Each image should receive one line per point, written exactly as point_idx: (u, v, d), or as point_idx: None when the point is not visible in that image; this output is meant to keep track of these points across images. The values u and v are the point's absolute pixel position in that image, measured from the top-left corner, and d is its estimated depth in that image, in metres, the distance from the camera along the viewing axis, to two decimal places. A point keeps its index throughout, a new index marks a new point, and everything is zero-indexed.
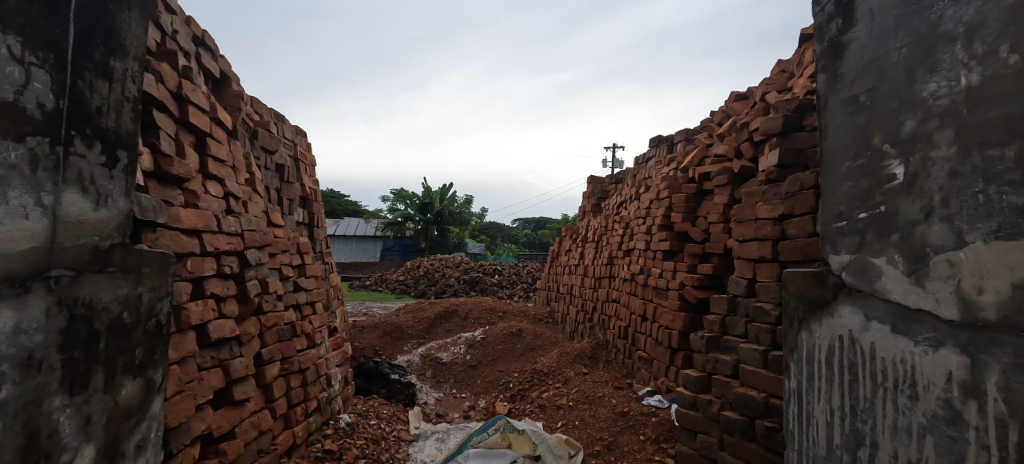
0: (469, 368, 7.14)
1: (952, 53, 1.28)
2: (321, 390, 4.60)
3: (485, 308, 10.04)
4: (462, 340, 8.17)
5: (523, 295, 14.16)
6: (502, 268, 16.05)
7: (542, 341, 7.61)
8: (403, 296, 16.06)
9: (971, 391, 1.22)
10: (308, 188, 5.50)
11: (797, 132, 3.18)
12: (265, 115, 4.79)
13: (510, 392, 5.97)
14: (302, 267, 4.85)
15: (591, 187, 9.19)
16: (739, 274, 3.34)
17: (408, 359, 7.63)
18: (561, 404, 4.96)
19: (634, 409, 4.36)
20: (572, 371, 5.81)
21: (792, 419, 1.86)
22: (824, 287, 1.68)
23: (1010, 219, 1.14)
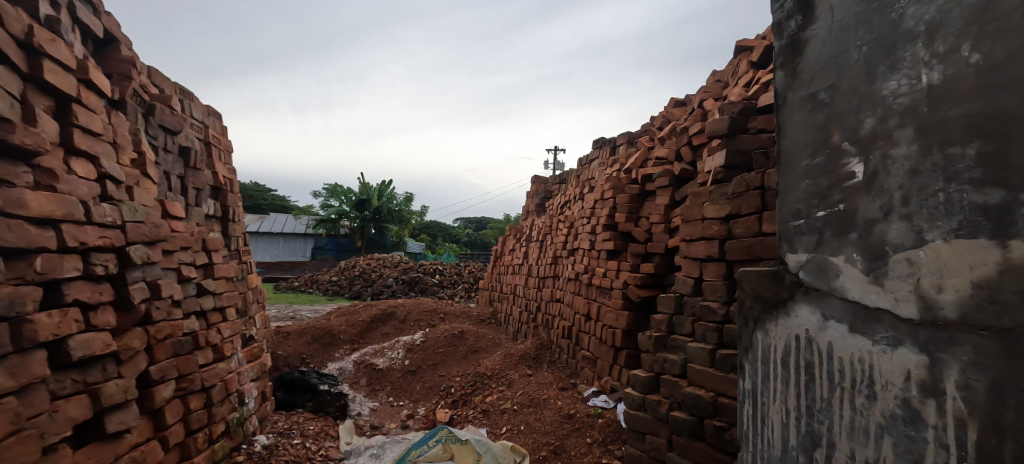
0: (407, 374, 6.83)
1: (912, 51, 1.25)
2: (230, 410, 4.14)
3: (425, 309, 9.68)
4: (401, 344, 7.79)
5: (465, 295, 13.90)
6: (443, 268, 15.69)
7: (484, 342, 7.40)
8: (336, 298, 15.20)
9: (927, 390, 1.16)
10: (222, 177, 4.95)
11: (742, 134, 3.27)
12: (165, 89, 4.23)
13: (451, 398, 5.76)
14: (208, 268, 4.34)
15: (535, 186, 9.17)
16: (686, 273, 3.38)
17: (339, 368, 7.25)
18: (505, 408, 4.83)
19: (580, 410, 4.30)
20: (516, 373, 5.69)
21: (746, 419, 1.83)
22: (781, 286, 1.65)
23: (971, 217, 1.09)
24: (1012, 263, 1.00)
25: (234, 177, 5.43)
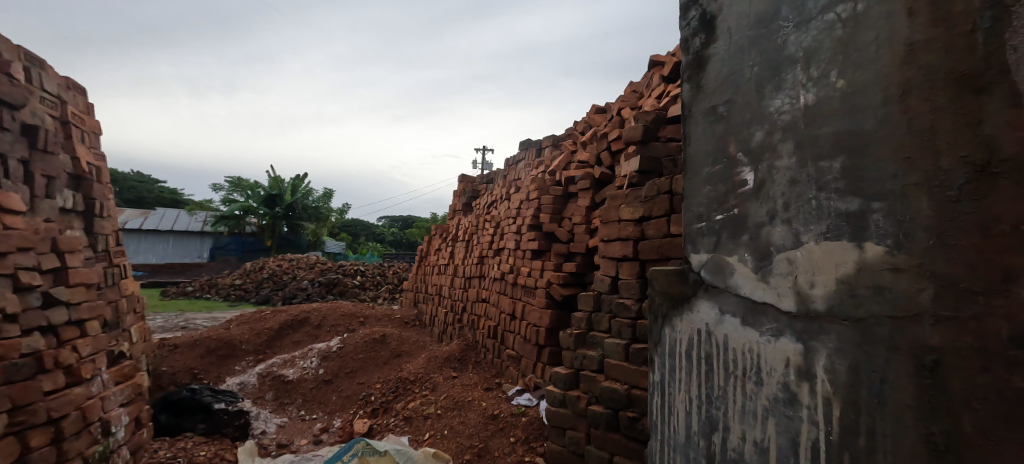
0: (322, 385, 6.49)
1: (793, 74, 1.41)
2: (90, 443, 3.80)
3: (343, 313, 9.20)
4: (315, 352, 7.34)
5: (389, 297, 13.45)
6: (364, 268, 15.04)
7: (409, 346, 7.13)
8: (239, 304, 13.93)
9: (803, 374, 1.31)
10: (84, 164, 4.33)
11: (654, 142, 3.50)
12: (8, 52, 3.58)
13: (371, 406, 5.56)
14: (60, 273, 3.82)
15: (462, 185, 9.11)
16: (603, 272, 3.54)
17: (239, 381, 6.71)
18: (428, 413, 4.75)
19: (504, 410, 4.33)
20: (440, 376, 5.60)
21: (655, 409, 1.94)
22: (685, 284, 1.78)
23: (835, 222, 1.25)
24: (867, 262, 1.16)
25: (102, 163, 4.77)
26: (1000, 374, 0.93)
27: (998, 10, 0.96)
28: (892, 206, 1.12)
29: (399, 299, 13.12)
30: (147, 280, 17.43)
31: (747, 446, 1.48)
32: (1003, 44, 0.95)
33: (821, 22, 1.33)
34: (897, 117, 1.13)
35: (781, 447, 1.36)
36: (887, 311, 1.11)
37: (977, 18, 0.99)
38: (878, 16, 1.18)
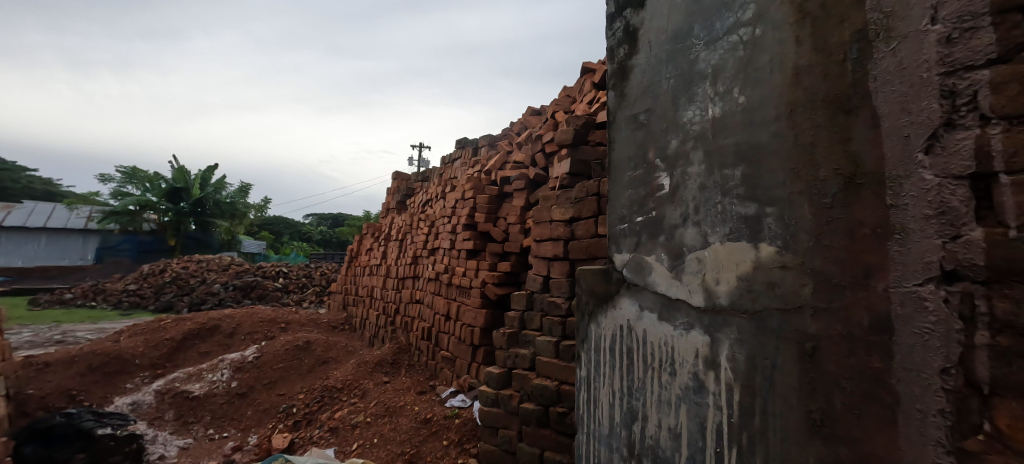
0: (234, 399, 6.04)
1: (703, 88, 1.53)
2: None
3: (261, 319, 8.57)
4: (227, 363, 6.78)
5: (316, 300, 12.77)
6: (287, 270, 14.13)
7: (336, 352, 6.83)
8: (134, 312, 12.43)
9: (709, 364, 1.42)
10: None
11: (584, 145, 3.65)
12: None
13: (293, 419, 5.26)
14: None
15: (396, 183, 8.86)
16: (535, 272, 3.63)
17: (132, 401, 6.11)
18: (357, 422, 4.59)
19: (437, 413, 4.29)
20: (370, 382, 5.43)
21: (582, 403, 1.99)
22: (609, 282, 1.87)
23: (737, 225, 1.37)
24: (762, 261, 1.29)
25: None
26: (864, 357, 1.08)
27: (864, 43, 1.11)
28: (781, 211, 1.26)
29: (327, 302, 12.50)
30: (18, 287, 15.07)
31: (662, 433, 1.57)
32: (868, 72, 1.10)
33: (727, 42, 1.45)
34: (786, 133, 1.27)
35: (691, 432, 1.46)
36: (777, 305, 1.25)
37: (848, 48, 1.14)
38: (772, 42, 1.32)
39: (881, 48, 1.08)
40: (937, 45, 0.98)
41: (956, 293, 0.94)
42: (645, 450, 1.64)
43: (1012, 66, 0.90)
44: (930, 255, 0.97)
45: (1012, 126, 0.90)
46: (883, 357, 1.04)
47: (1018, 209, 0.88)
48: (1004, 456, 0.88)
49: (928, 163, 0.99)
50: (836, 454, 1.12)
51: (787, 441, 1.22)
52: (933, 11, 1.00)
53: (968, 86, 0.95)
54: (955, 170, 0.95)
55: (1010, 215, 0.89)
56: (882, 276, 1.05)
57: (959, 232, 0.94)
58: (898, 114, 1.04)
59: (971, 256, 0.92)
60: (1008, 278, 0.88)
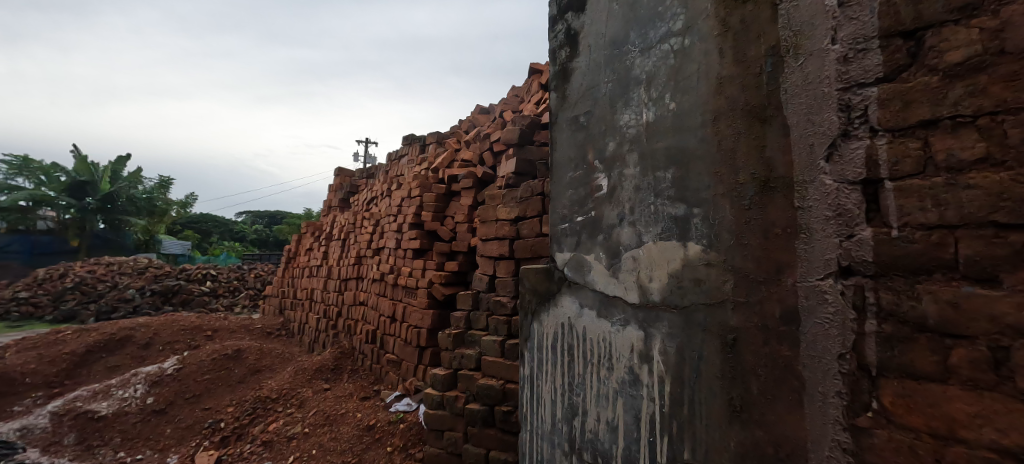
0: (150, 417, 5.56)
1: (638, 93, 1.58)
2: None
3: (183, 327, 7.92)
4: (141, 377, 6.23)
5: (250, 305, 12.03)
6: (217, 273, 13.19)
7: (271, 360, 6.49)
8: (27, 324, 11.04)
9: (643, 357, 1.48)
10: None
11: (530, 145, 3.75)
12: None
13: (221, 434, 4.95)
14: None
15: (338, 180, 8.52)
16: (482, 272, 3.67)
17: (23, 427, 5.53)
18: (293, 434, 4.39)
19: (381, 419, 4.20)
20: (308, 390, 5.22)
21: (525, 402, 1.98)
22: (551, 281, 1.88)
23: (667, 225, 1.44)
24: (689, 259, 1.37)
25: None
26: (775, 346, 1.17)
27: (777, 58, 1.21)
28: (706, 212, 1.34)
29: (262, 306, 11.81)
30: None
31: (600, 427, 1.61)
32: (780, 85, 1.20)
33: (659, 50, 1.51)
34: (711, 138, 1.34)
35: (628, 424, 1.51)
36: (703, 299, 1.33)
37: (763, 62, 1.24)
38: (699, 52, 1.39)
39: (791, 63, 1.18)
40: (837, 63, 1.09)
41: (850, 286, 1.06)
42: (585, 444, 1.67)
43: (896, 85, 1.02)
44: (830, 252, 1.09)
45: (896, 138, 1.01)
46: (792, 345, 1.14)
47: (900, 212, 1.00)
48: (890, 430, 1.00)
49: (828, 169, 1.09)
50: (754, 436, 1.21)
51: (712, 427, 1.29)
52: (833, 31, 1.10)
53: (861, 101, 1.06)
54: (850, 175, 1.06)
55: (893, 217, 1.01)
56: (791, 272, 1.15)
57: (853, 231, 1.05)
58: (805, 124, 1.14)
59: (861, 253, 1.04)
60: (891, 272, 1.01)
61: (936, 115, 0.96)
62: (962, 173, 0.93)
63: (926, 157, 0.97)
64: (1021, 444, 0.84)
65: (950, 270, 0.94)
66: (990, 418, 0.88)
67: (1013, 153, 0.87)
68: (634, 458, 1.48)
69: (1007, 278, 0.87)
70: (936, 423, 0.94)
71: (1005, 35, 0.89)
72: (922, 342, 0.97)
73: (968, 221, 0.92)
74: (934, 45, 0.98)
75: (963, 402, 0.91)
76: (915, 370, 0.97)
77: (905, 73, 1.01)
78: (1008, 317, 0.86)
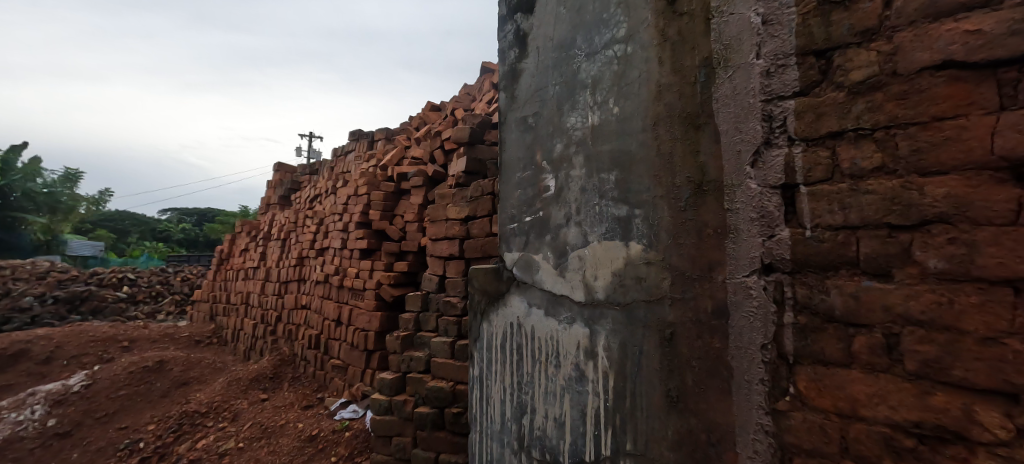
0: (53, 441, 5.01)
1: (584, 97, 1.62)
2: None
3: (93, 338, 7.20)
4: (40, 396, 5.63)
5: (177, 311, 11.14)
6: (137, 276, 12.09)
7: (199, 371, 6.07)
8: None
9: (589, 354, 1.52)
10: None
11: (481, 144, 3.77)
12: None
13: (140, 456, 4.55)
14: None
15: (279, 176, 8.10)
16: (431, 272, 3.65)
17: None
18: (227, 450, 4.14)
19: (324, 429, 4.05)
20: (244, 402, 4.95)
21: (475, 403, 1.94)
22: (500, 281, 1.87)
23: (611, 225, 1.50)
24: (631, 257, 1.43)
25: None
26: (707, 339, 1.26)
27: (709, 69, 1.29)
28: (646, 213, 1.41)
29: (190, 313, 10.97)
30: None
31: (547, 424, 1.62)
32: (711, 95, 1.28)
33: (604, 56, 1.56)
34: (650, 143, 1.41)
35: (573, 419, 1.54)
36: (644, 296, 1.39)
37: (697, 72, 1.32)
38: (641, 60, 1.46)
39: (722, 75, 1.26)
40: (759, 77, 1.19)
41: (771, 282, 1.16)
42: (534, 441, 1.68)
43: (809, 99, 1.12)
44: (755, 251, 1.18)
45: (810, 147, 1.12)
46: (722, 338, 1.23)
47: (813, 214, 1.10)
48: (804, 412, 1.10)
49: (753, 174, 1.19)
50: (689, 425, 1.29)
51: (652, 417, 1.36)
52: (757, 48, 1.20)
53: (780, 113, 1.16)
54: (771, 180, 1.16)
55: (807, 219, 1.11)
56: (721, 269, 1.24)
57: (774, 232, 1.15)
58: (733, 132, 1.23)
59: (780, 251, 1.14)
60: (804, 268, 1.11)
61: (842, 127, 1.07)
62: (863, 179, 1.04)
63: (834, 165, 1.08)
64: (908, 419, 0.96)
65: (853, 267, 1.05)
66: (885, 397, 0.99)
67: (902, 163, 1.00)
68: (581, 452, 1.51)
69: (898, 272, 0.99)
70: (841, 403, 1.05)
71: (896, 59, 1.01)
72: (830, 331, 1.07)
73: (867, 222, 1.03)
74: (840, 64, 1.08)
75: (863, 384, 1.02)
76: (824, 357, 1.08)
77: (817, 89, 1.12)
78: (899, 307, 0.98)
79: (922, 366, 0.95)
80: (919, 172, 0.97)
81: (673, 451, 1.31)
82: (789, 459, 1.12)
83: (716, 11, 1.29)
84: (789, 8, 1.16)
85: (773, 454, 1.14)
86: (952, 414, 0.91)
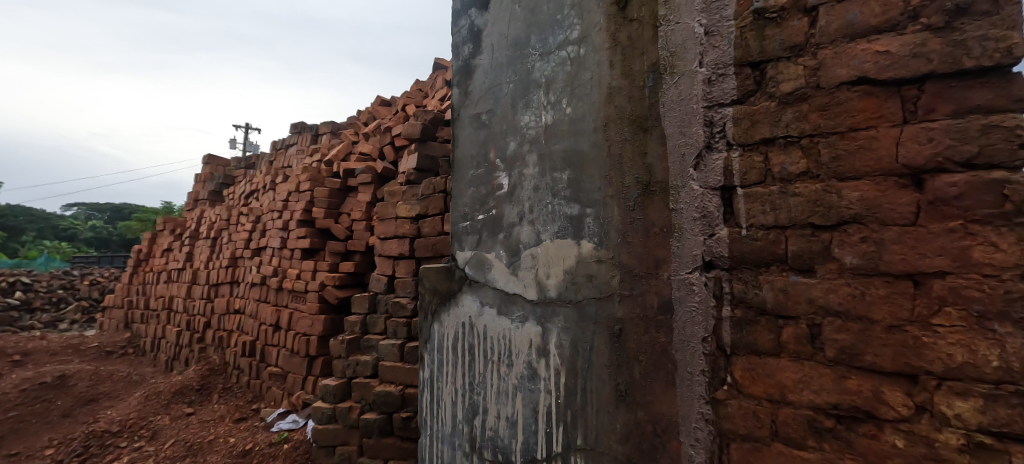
0: None
1: (538, 96, 1.61)
2: None
3: None
4: None
5: (82, 320, 10.06)
6: (34, 281, 10.78)
7: (109, 387, 5.61)
8: None
9: (541, 352, 1.53)
10: None
11: (432, 141, 3.73)
12: None
13: None
14: None
15: (209, 169, 7.55)
16: (379, 272, 3.57)
17: None
18: None
19: (260, 442, 3.84)
20: (166, 418, 4.61)
21: (425, 406, 1.85)
22: (452, 280, 1.80)
23: (563, 224, 1.51)
24: (582, 256, 1.46)
25: None
26: (654, 334, 1.32)
27: (656, 74, 1.35)
28: (597, 212, 1.44)
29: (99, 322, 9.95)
30: None
31: (500, 424, 1.61)
32: (658, 99, 1.34)
33: (557, 56, 1.57)
34: (602, 143, 1.44)
35: (526, 417, 1.54)
36: (595, 293, 1.43)
37: (646, 77, 1.37)
38: (593, 63, 1.48)
39: (668, 80, 1.33)
40: (702, 84, 1.26)
41: (711, 278, 1.23)
42: (485, 442, 1.65)
43: (745, 107, 1.20)
44: (697, 249, 1.25)
45: (746, 152, 1.20)
46: (667, 332, 1.29)
47: (748, 215, 1.19)
48: (740, 399, 1.18)
49: (695, 176, 1.26)
50: (636, 416, 1.34)
51: (601, 411, 1.40)
52: (700, 56, 1.27)
53: (720, 119, 1.24)
54: (712, 183, 1.23)
55: (744, 219, 1.19)
56: (666, 267, 1.30)
57: (713, 231, 1.23)
58: (678, 136, 1.29)
59: (719, 249, 1.22)
60: (740, 265, 1.19)
61: (773, 134, 1.16)
62: (791, 183, 1.13)
63: (766, 169, 1.17)
64: (828, 402, 1.06)
65: (782, 263, 1.14)
66: (808, 382, 1.09)
67: (824, 169, 1.09)
68: (533, 450, 1.52)
69: (820, 268, 1.09)
70: (772, 390, 1.14)
71: (820, 74, 1.11)
72: (763, 323, 1.16)
73: (794, 222, 1.12)
74: (773, 76, 1.17)
75: (790, 371, 1.11)
76: (757, 347, 1.17)
77: (752, 98, 1.20)
78: (821, 300, 1.08)
79: (840, 353, 1.05)
80: (838, 177, 1.08)
81: (621, 444, 1.36)
82: (726, 445, 1.20)
83: (664, 19, 1.35)
84: (728, 21, 1.24)
85: (712, 441, 1.22)
86: (864, 395, 1.02)
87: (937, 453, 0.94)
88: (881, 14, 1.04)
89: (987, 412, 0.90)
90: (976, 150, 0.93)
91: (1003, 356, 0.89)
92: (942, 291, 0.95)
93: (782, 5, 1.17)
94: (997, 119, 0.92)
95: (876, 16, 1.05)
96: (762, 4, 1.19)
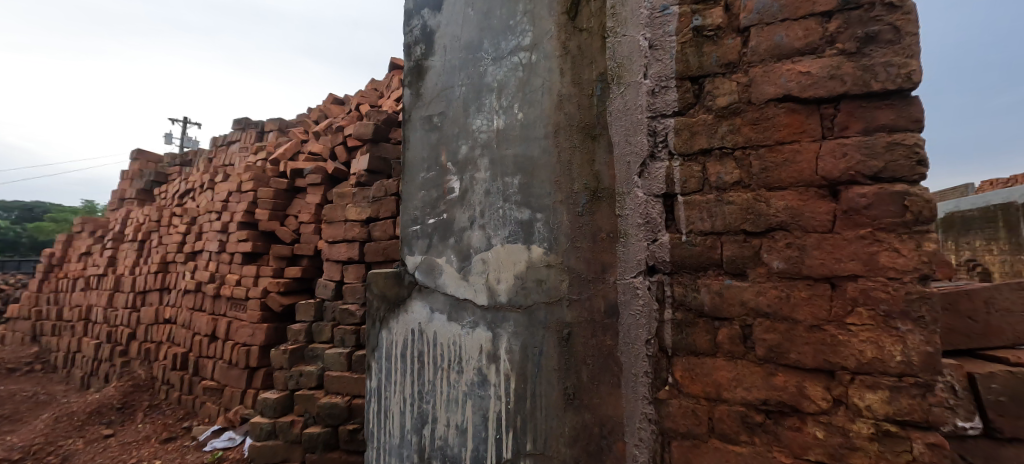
0: None
1: (490, 101, 1.61)
2: None
3: None
4: None
5: None
6: None
7: (10, 409, 5.00)
8: None
9: (491, 357, 1.51)
10: None
11: (385, 142, 3.66)
12: None
13: None
14: None
15: (138, 165, 6.97)
16: (327, 277, 3.43)
17: None
18: None
19: None
20: (79, 442, 4.17)
21: (372, 418, 1.75)
22: (400, 286, 1.73)
23: (513, 228, 1.51)
24: (533, 261, 1.47)
25: None
26: (601, 337, 1.35)
27: (604, 84, 1.40)
28: (548, 217, 1.45)
29: None
30: None
31: (449, 432, 1.57)
32: (606, 108, 1.39)
33: (509, 61, 1.58)
34: (552, 149, 1.47)
35: (475, 425, 1.52)
36: (544, 298, 1.44)
37: (594, 86, 1.42)
38: (543, 70, 1.51)
39: (615, 90, 1.38)
40: (646, 95, 1.32)
41: (654, 282, 1.28)
42: (433, 452, 1.59)
43: (685, 119, 1.27)
44: (641, 254, 1.30)
45: (686, 161, 1.26)
46: (613, 335, 1.33)
47: (687, 222, 1.25)
48: (680, 399, 1.23)
49: (640, 184, 1.31)
50: (584, 419, 1.36)
51: (550, 416, 1.40)
52: (645, 68, 1.33)
53: (662, 130, 1.30)
54: (656, 190, 1.29)
55: (684, 225, 1.25)
56: (613, 271, 1.34)
57: (656, 236, 1.28)
58: (624, 144, 1.34)
59: (661, 254, 1.27)
60: (680, 268, 1.25)
61: (711, 145, 1.23)
62: (726, 192, 1.20)
63: (704, 178, 1.24)
64: (758, 398, 1.13)
65: (717, 267, 1.21)
66: (741, 380, 1.15)
67: (755, 179, 1.17)
68: (482, 457, 1.50)
69: (751, 272, 1.16)
70: (709, 389, 1.19)
71: (750, 90, 1.19)
72: (700, 325, 1.22)
73: (729, 229, 1.19)
74: (710, 90, 1.24)
75: (726, 371, 1.17)
76: (696, 348, 1.22)
77: (691, 110, 1.27)
78: (752, 302, 1.15)
79: (768, 352, 1.12)
80: (767, 187, 1.16)
81: (569, 446, 1.37)
82: (668, 443, 1.24)
83: (611, 31, 1.40)
84: (670, 37, 1.31)
85: (655, 440, 1.26)
86: (790, 391, 1.10)
87: (851, 442, 1.04)
88: (803, 38, 1.14)
89: (892, 402, 1.01)
90: (882, 165, 1.05)
91: (904, 351, 1.00)
92: (855, 293, 1.05)
93: (719, 24, 1.25)
94: (899, 137, 1.04)
95: (800, 39, 1.15)
96: (700, 23, 1.27)
